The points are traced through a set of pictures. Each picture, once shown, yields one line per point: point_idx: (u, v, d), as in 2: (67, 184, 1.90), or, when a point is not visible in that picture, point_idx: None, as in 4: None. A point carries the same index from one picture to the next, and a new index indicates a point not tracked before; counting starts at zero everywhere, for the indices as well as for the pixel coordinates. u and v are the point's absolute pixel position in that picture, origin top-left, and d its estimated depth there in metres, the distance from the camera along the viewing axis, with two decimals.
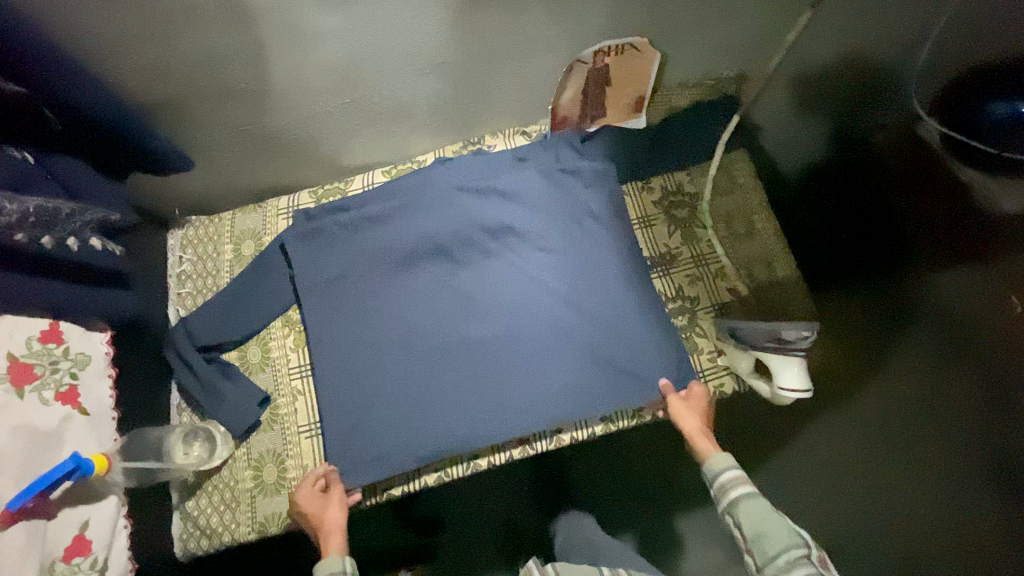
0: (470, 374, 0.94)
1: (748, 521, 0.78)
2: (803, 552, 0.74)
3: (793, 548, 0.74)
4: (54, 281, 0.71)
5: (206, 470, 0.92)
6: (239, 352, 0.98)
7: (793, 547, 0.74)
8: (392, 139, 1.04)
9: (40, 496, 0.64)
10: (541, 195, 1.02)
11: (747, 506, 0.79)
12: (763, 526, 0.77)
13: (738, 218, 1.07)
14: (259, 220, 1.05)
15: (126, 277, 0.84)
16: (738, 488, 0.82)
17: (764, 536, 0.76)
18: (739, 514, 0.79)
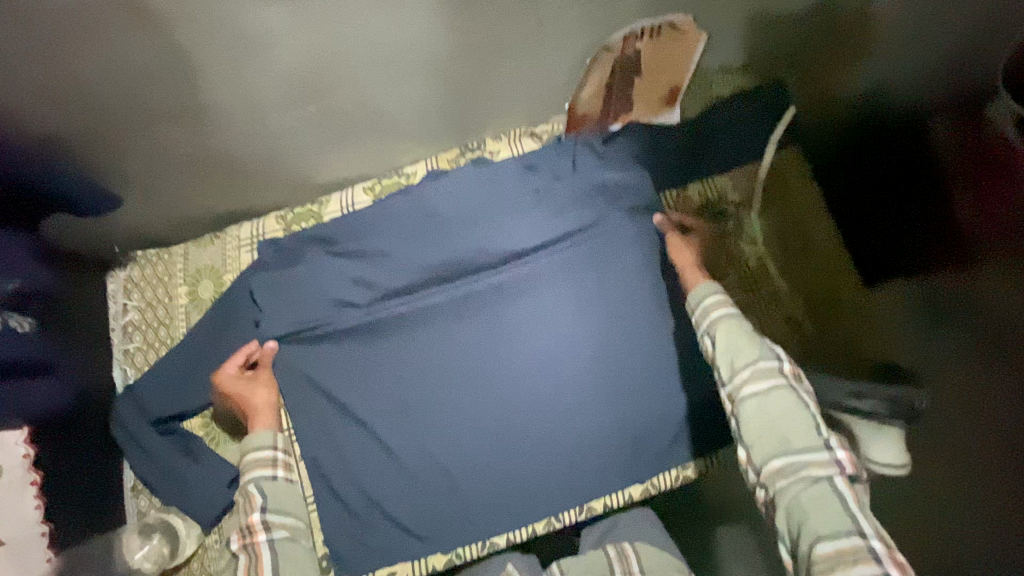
0: (501, 432, 0.81)
1: (720, 337, 0.63)
2: (775, 363, 0.59)
3: (761, 361, 0.59)
4: None
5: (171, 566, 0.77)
6: (203, 419, 0.82)
7: (762, 362, 0.59)
8: (373, 152, 0.85)
9: None
10: (570, 222, 0.86)
11: (726, 325, 0.63)
12: (736, 337, 0.62)
13: (792, 231, 0.90)
14: (218, 254, 0.87)
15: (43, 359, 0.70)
16: (719, 309, 0.65)
17: (736, 349, 0.61)
18: (717, 332, 0.63)
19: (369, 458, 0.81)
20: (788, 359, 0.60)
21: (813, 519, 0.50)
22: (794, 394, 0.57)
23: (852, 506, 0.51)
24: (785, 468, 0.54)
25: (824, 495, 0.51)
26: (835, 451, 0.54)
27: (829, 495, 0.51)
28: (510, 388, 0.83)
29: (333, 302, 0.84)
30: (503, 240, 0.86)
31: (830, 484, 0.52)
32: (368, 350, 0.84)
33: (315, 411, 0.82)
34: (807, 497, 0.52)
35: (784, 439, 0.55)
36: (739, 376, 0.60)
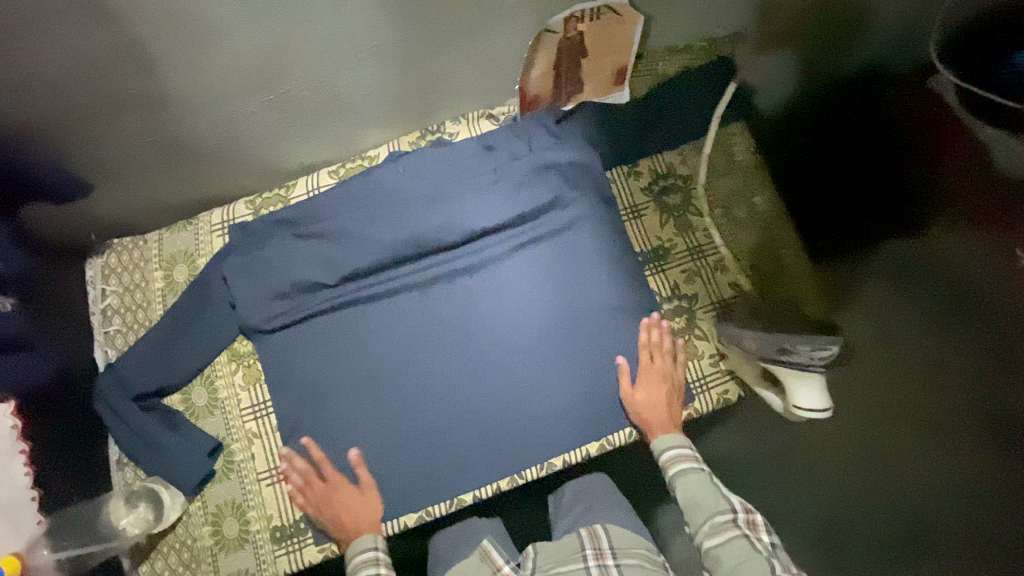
0: (467, 397, 0.88)
1: (685, 500, 0.76)
2: (730, 518, 0.73)
3: (716, 518, 0.73)
4: None
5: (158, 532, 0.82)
6: (182, 395, 0.86)
7: (692, 470, 0.77)
8: (335, 136, 0.89)
9: None
10: (526, 200, 0.91)
11: (684, 480, 0.77)
12: (706, 497, 0.75)
13: (737, 202, 0.96)
14: (192, 239, 0.91)
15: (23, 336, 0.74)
16: (684, 468, 0.78)
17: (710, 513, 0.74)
18: (695, 499, 0.75)
19: (342, 425, 0.86)
20: (738, 505, 0.75)
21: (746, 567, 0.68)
22: (747, 539, 0.71)
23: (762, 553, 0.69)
24: (719, 541, 0.71)
25: (750, 561, 0.68)
26: (760, 545, 0.71)
27: (741, 547, 0.70)
28: (475, 356, 0.89)
29: (303, 280, 0.88)
30: (463, 216, 0.91)
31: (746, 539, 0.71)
32: (340, 325, 0.89)
33: (288, 383, 0.87)
34: (735, 564, 0.68)
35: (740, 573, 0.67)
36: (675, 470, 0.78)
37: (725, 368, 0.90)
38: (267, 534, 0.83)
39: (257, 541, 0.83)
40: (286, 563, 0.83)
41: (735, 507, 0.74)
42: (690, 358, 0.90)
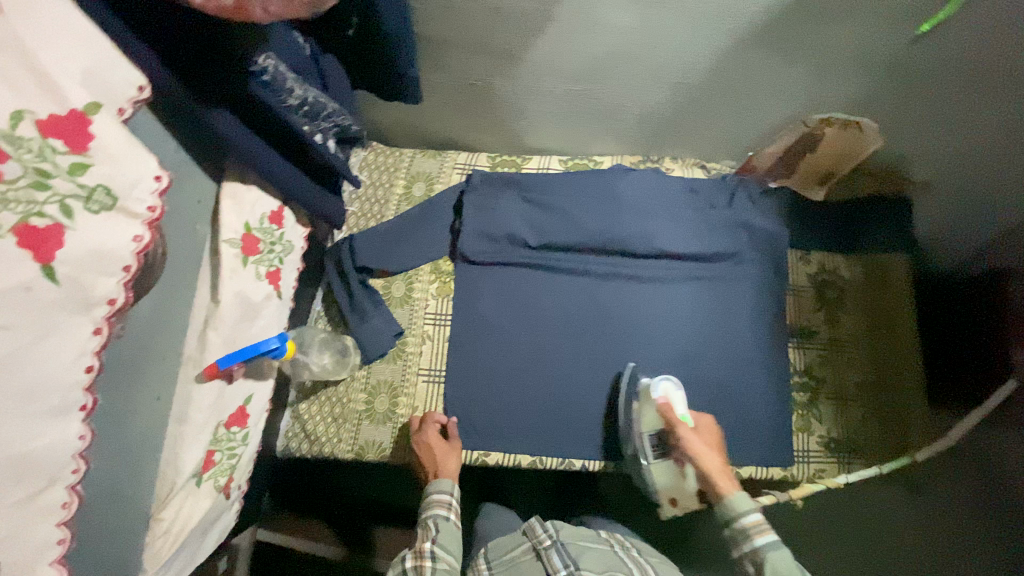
0: (606, 382, 1.01)
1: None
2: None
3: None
4: (298, 172, 0.72)
5: (328, 381, 0.97)
6: (385, 283, 1.02)
7: (749, 517, 0.76)
8: (583, 134, 1.07)
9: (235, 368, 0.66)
10: (714, 243, 1.05)
11: (775, 557, 0.72)
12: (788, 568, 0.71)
13: (881, 318, 1.08)
14: (436, 167, 1.09)
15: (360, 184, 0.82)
16: (764, 533, 0.74)
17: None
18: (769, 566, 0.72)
19: (499, 361, 1.01)
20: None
21: None
22: None
23: None
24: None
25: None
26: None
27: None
28: (625, 351, 1.03)
29: (515, 234, 1.04)
30: (659, 237, 1.05)
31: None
32: (527, 281, 1.04)
33: (469, 308, 1.02)
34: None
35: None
36: (737, 519, 0.77)
37: (828, 451, 1.01)
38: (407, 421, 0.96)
39: (398, 423, 0.96)
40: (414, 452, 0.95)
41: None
42: (803, 431, 1.01)
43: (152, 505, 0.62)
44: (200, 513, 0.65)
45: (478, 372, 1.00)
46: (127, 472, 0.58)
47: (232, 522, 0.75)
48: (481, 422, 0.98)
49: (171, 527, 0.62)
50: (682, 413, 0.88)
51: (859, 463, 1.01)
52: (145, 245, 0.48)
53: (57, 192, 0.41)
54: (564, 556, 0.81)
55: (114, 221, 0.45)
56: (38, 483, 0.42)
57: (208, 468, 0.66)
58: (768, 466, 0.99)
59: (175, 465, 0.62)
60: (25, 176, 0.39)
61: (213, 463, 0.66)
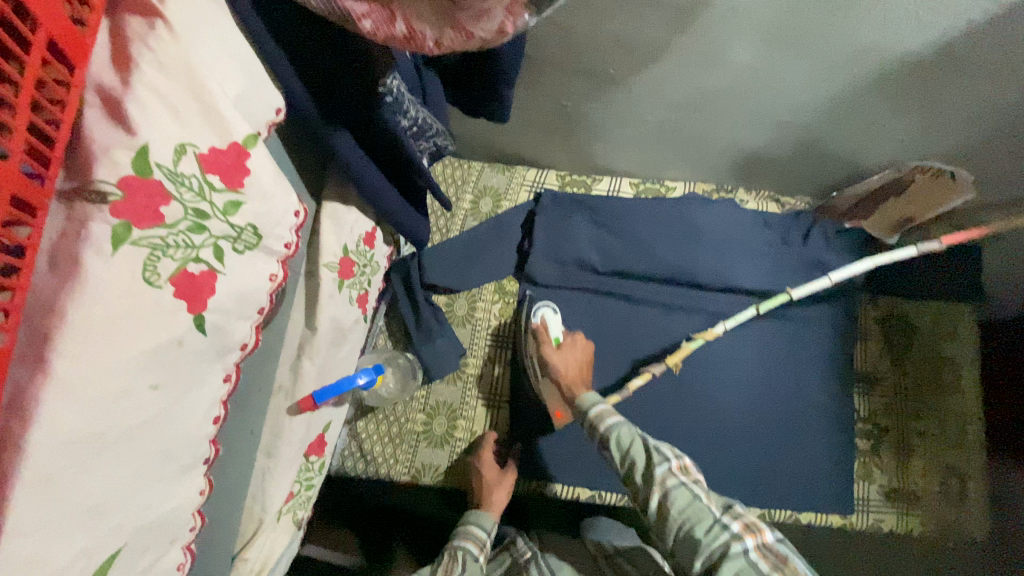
0: (672, 418, 0.98)
1: (617, 446, 0.71)
2: (664, 467, 0.66)
3: (652, 468, 0.66)
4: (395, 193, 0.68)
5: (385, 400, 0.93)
6: (448, 300, 0.98)
7: (596, 404, 0.76)
8: (659, 159, 1.04)
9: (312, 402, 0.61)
10: (786, 281, 1.03)
11: (614, 428, 0.72)
12: (629, 439, 0.71)
13: (947, 367, 1.06)
14: (504, 182, 1.05)
15: (450, 206, 0.76)
16: (610, 415, 0.75)
17: (629, 458, 0.69)
18: (611, 440, 0.72)
19: None
20: (672, 454, 0.68)
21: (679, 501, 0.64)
22: (684, 487, 0.65)
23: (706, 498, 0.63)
24: (660, 496, 0.65)
25: (692, 511, 0.63)
26: (699, 488, 0.65)
27: (683, 496, 0.64)
28: (690, 385, 1.00)
29: (584, 258, 1.01)
30: (731, 271, 1.02)
31: (747, 559, 0.58)
32: (593, 307, 1.01)
33: None
34: (681, 514, 0.63)
35: (689, 531, 0.62)
36: (590, 409, 0.77)
37: (888, 501, 0.99)
38: (465, 446, 0.93)
39: (456, 447, 0.93)
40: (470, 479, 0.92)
41: (727, 521, 0.61)
42: (865, 479, 1.00)
43: (237, 542, 0.58)
44: (280, 548, 0.62)
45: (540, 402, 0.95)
46: (222, 509, 0.54)
47: None
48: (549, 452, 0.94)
49: (255, 565, 0.58)
50: (557, 335, 0.93)
51: (919, 514, 0.99)
52: (279, 284, 0.44)
53: (212, 234, 0.37)
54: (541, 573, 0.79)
55: (256, 260, 0.41)
56: (162, 545, 0.39)
57: (288, 502, 0.62)
58: (827, 513, 0.97)
59: (261, 500, 0.59)
60: (186, 216, 0.35)
61: (294, 495, 0.63)
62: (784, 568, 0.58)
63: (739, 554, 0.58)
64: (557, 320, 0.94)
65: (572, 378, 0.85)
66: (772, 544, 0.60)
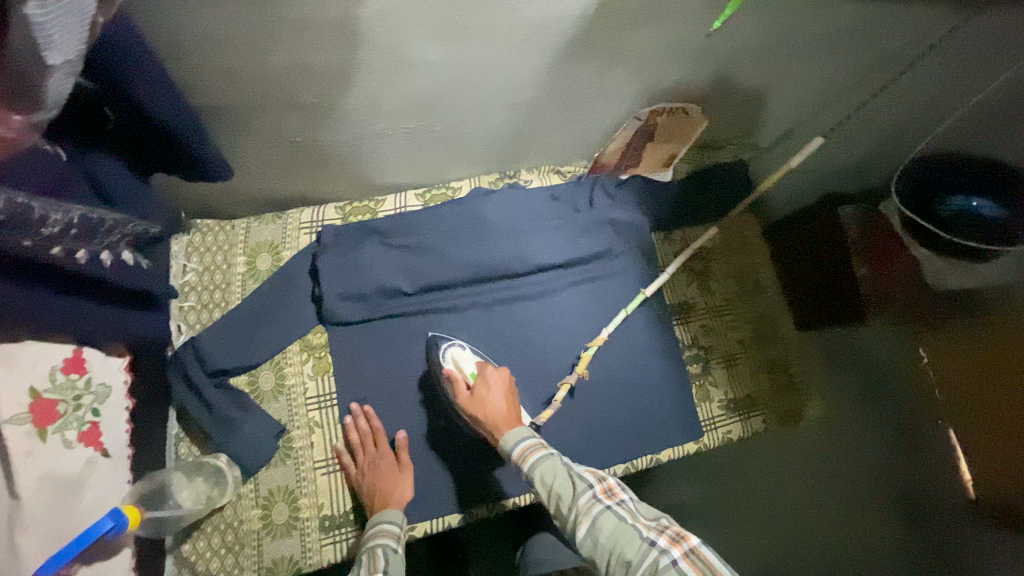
0: (517, 412, 0.98)
1: (542, 483, 0.74)
2: (588, 493, 0.71)
3: (577, 497, 0.71)
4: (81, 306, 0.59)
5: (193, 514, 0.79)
6: (250, 377, 0.89)
7: (519, 439, 0.79)
8: (430, 164, 1.01)
9: None
10: (587, 246, 1.06)
11: (540, 464, 0.75)
12: (552, 472, 0.74)
13: (747, 276, 1.16)
14: (278, 232, 0.97)
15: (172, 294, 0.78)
16: (534, 450, 0.77)
17: (556, 490, 0.73)
18: (537, 479, 0.75)
19: (402, 423, 0.93)
20: (595, 480, 0.73)
21: (604, 526, 0.68)
22: (610, 510, 0.69)
23: (627, 517, 0.68)
24: (586, 523, 0.68)
25: (619, 533, 0.67)
26: (624, 511, 0.69)
27: (610, 521, 0.68)
28: (527, 377, 1.00)
29: (384, 288, 0.95)
30: (532, 252, 1.03)
31: (675, 571, 0.62)
32: (410, 331, 0.97)
33: (355, 377, 0.93)
34: (610, 539, 0.66)
35: (619, 555, 0.65)
36: (513, 446, 0.79)
37: (730, 412, 1.07)
38: (315, 523, 0.87)
39: (304, 529, 0.86)
40: (330, 552, 0.86)
41: (652, 538, 0.65)
42: (705, 400, 1.07)
43: None
44: None
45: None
46: None
47: None
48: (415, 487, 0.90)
49: None
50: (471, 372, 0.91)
51: (758, 413, 1.08)
52: None
53: None
54: None
55: None
56: None
57: None
58: (681, 444, 1.03)
59: None
60: None
61: None
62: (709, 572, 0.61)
63: (665, 566, 0.62)
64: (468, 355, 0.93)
65: (497, 417, 0.84)
66: (698, 549, 0.64)
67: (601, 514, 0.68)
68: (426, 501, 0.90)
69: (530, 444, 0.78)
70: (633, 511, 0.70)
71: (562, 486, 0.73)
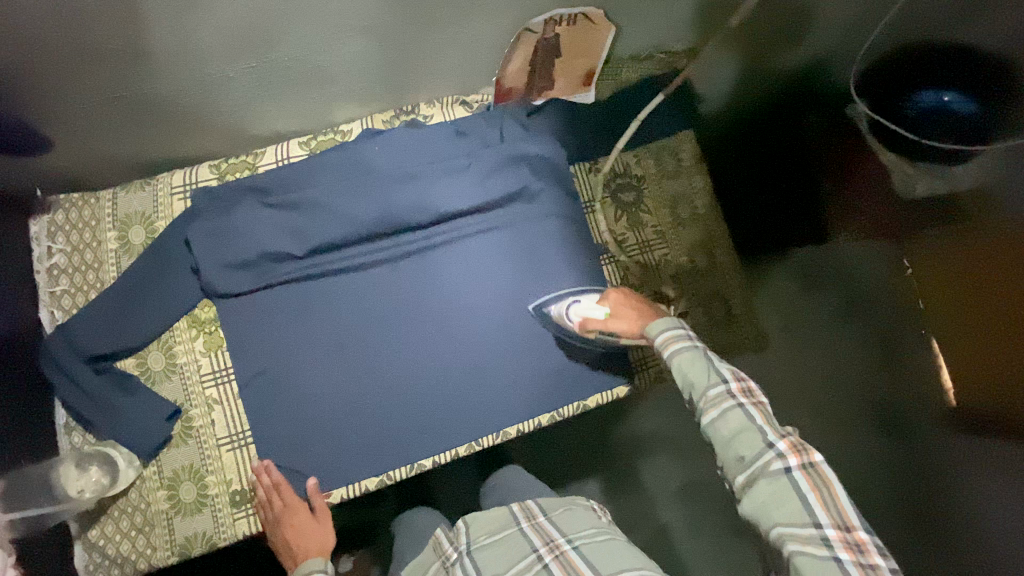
0: (429, 371, 0.92)
1: (677, 368, 0.70)
2: (721, 387, 0.67)
3: (710, 391, 0.67)
4: None
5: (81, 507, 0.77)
6: (137, 360, 0.84)
7: (666, 324, 0.74)
8: (305, 104, 0.90)
9: None
10: (497, 186, 0.96)
11: (677, 352, 0.71)
12: (688, 360, 0.70)
13: (682, 202, 1.05)
14: (149, 201, 0.88)
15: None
16: (675, 338, 0.73)
17: (688, 377, 0.69)
18: (671, 363, 0.71)
19: (307, 391, 0.88)
20: (731, 375, 0.68)
21: (729, 422, 0.65)
22: (740, 408, 0.65)
23: (759, 422, 0.65)
24: (712, 416, 0.66)
25: (744, 432, 0.64)
26: (756, 413, 0.65)
27: (737, 420, 0.65)
28: (438, 333, 0.93)
29: (270, 251, 0.88)
30: (433, 197, 0.93)
31: (787, 478, 0.61)
32: (304, 296, 0.90)
33: (251, 349, 0.87)
34: (731, 436, 0.64)
35: (735, 452, 0.64)
36: (653, 327, 0.75)
37: None
38: (225, 498, 0.84)
39: (216, 505, 0.84)
40: (245, 525, 0.85)
41: (772, 442, 0.63)
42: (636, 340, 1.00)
43: None
44: None
45: (285, 423, 0.87)
46: None
47: None
48: (325, 454, 0.87)
49: None
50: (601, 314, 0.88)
51: None
52: None
53: None
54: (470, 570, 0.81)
55: None
56: None
57: None
58: (613, 388, 0.97)
59: None
60: None
61: None
62: (822, 488, 0.60)
63: (778, 475, 0.61)
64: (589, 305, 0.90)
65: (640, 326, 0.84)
66: (816, 464, 0.62)
67: (730, 412, 0.65)
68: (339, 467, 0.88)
69: (670, 329, 0.73)
70: (764, 414, 0.66)
71: (693, 374, 0.69)
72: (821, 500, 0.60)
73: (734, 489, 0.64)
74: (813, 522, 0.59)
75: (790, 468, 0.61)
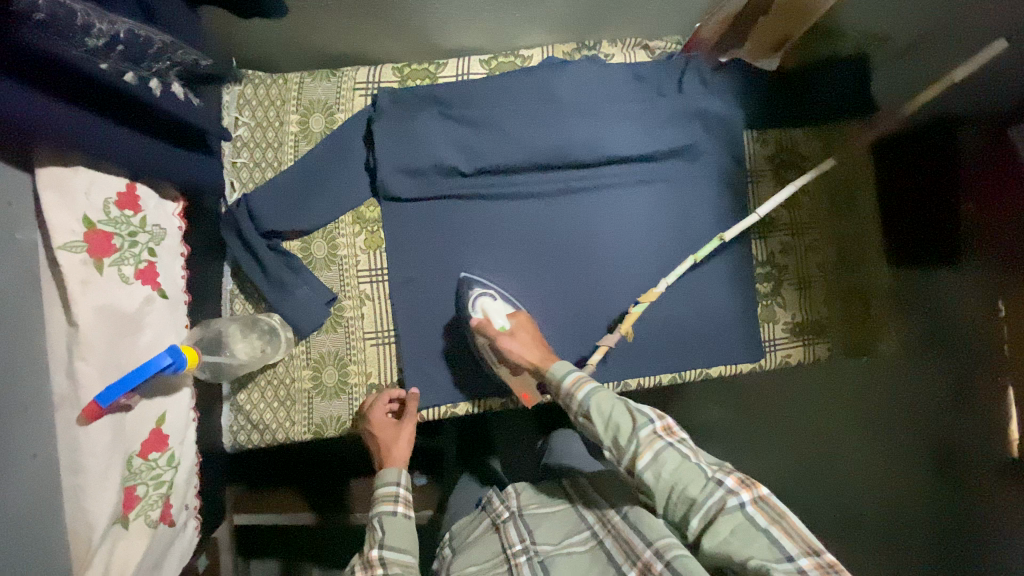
0: (571, 309, 0.93)
1: (598, 413, 0.70)
2: (649, 427, 0.67)
3: (640, 433, 0.66)
4: (115, 128, 0.54)
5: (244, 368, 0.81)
6: (302, 243, 0.87)
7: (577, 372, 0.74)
8: (501, 22, 0.89)
9: (99, 407, 0.53)
10: (668, 138, 0.94)
11: (596, 399, 0.71)
12: (609, 404, 0.70)
13: (840, 191, 1.03)
14: (332, 91, 0.90)
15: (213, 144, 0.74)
16: (587, 383, 0.73)
17: (616, 422, 0.68)
18: (592, 409, 0.71)
19: (453, 304, 0.90)
20: (656, 416, 0.68)
21: (670, 462, 0.64)
22: (673, 447, 0.65)
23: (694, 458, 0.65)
24: (648, 460, 0.64)
25: (683, 471, 0.64)
26: (686, 448, 0.66)
27: (672, 458, 0.64)
28: (584, 275, 0.94)
29: (444, 162, 0.89)
30: (606, 139, 0.92)
31: (742, 513, 0.60)
32: (464, 213, 0.91)
33: (408, 255, 0.89)
34: (672, 475, 0.63)
35: (684, 491, 0.63)
36: (568, 375, 0.74)
37: (793, 336, 1.00)
38: (363, 390, 0.88)
39: (353, 394, 0.87)
40: None
41: (721, 479, 0.63)
42: (768, 321, 1.00)
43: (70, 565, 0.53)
44: (140, 550, 0.59)
45: (428, 331, 0.89)
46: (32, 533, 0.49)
47: (191, 538, 0.70)
48: (461, 369, 0.90)
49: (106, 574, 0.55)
50: (501, 323, 0.84)
51: (824, 340, 1.01)
52: None
53: None
54: (519, 529, 0.77)
55: None
56: None
57: (134, 507, 0.59)
58: (737, 362, 0.97)
59: (86, 517, 0.53)
60: None
61: (138, 497, 0.59)
62: (780, 521, 0.60)
63: (734, 509, 0.61)
64: (500, 306, 0.86)
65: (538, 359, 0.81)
66: (766, 497, 0.62)
67: (662, 449, 0.65)
68: (471, 382, 0.90)
69: (588, 382, 0.73)
70: (695, 451, 0.67)
71: (616, 415, 0.69)
72: (782, 531, 0.59)
73: (691, 535, 0.63)
74: (784, 557, 0.57)
75: (749, 508, 0.61)
